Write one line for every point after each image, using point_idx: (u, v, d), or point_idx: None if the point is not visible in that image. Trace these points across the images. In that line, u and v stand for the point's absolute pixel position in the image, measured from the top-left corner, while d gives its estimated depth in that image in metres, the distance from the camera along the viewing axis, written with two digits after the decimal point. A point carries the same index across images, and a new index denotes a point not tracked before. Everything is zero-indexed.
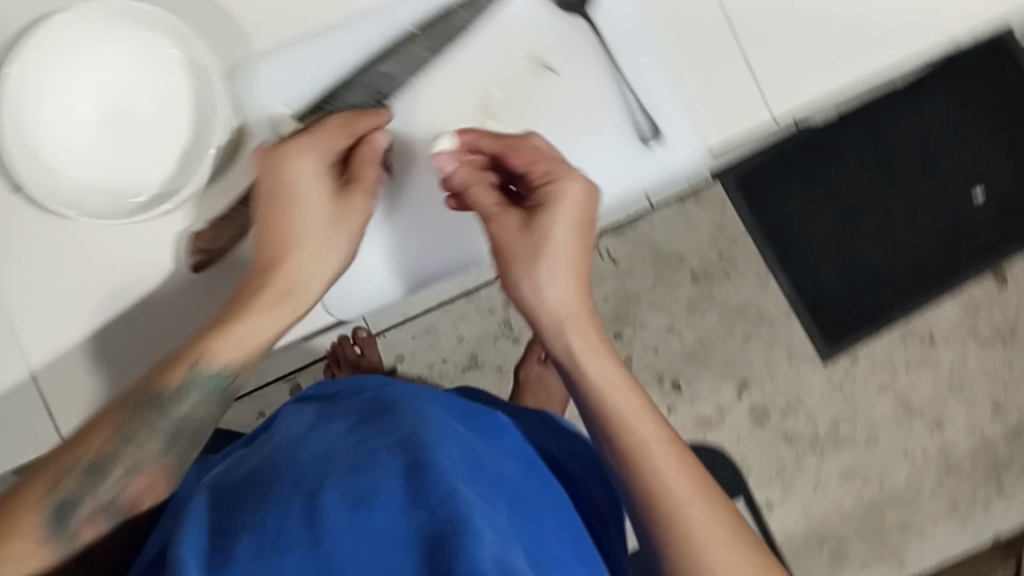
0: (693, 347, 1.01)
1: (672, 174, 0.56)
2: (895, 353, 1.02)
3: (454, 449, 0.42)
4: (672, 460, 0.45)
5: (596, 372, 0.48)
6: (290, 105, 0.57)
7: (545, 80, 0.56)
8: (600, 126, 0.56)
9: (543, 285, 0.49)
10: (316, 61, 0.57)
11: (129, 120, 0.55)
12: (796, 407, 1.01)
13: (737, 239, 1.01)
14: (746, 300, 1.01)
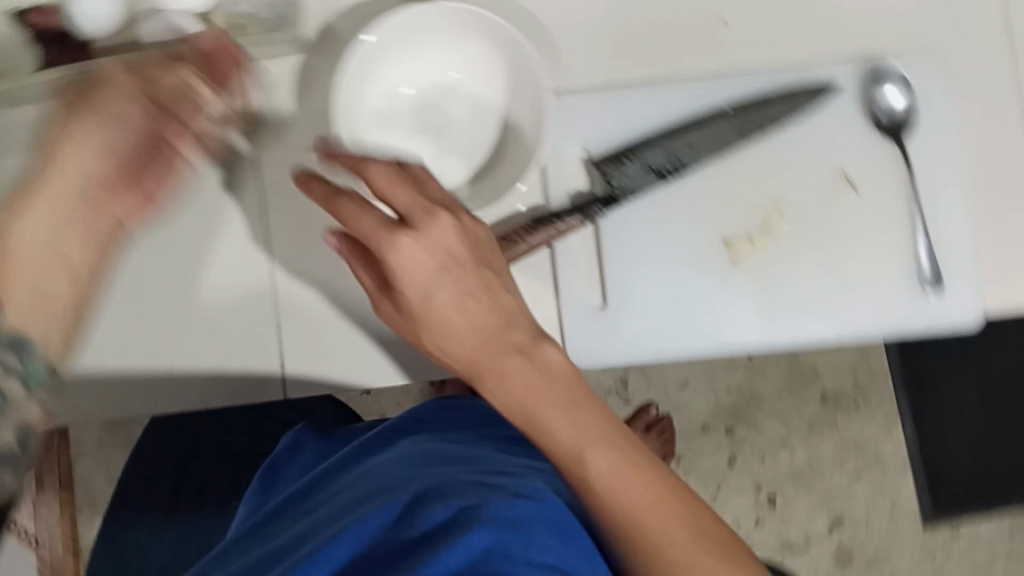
0: (799, 467, 0.97)
1: (936, 327, 0.53)
2: (998, 541, 0.98)
3: (568, 501, 0.40)
4: (654, 505, 0.40)
5: (596, 472, 0.40)
6: (587, 147, 0.53)
7: (844, 197, 0.53)
8: (886, 262, 0.53)
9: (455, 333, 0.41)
10: (625, 111, 0.54)
11: (439, 122, 0.52)
12: (883, 561, 0.97)
13: (877, 374, 0.97)
14: (867, 437, 0.97)
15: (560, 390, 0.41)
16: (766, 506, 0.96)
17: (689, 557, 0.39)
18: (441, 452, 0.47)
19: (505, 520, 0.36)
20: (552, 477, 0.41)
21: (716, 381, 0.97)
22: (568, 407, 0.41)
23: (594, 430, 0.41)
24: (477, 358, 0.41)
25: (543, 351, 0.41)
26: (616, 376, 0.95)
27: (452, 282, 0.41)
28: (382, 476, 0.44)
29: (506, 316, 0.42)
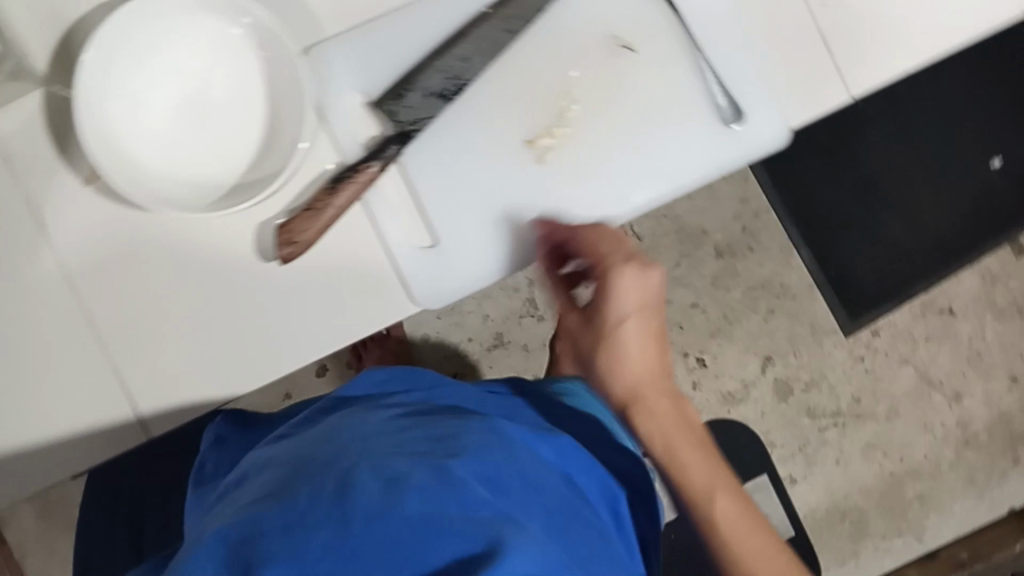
0: (717, 323, 1.01)
1: (752, 154, 0.57)
2: (914, 326, 1.03)
3: (497, 462, 0.42)
4: (744, 519, 0.46)
5: (688, 462, 0.48)
6: (365, 92, 0.54)
7: (622, 59, 0.55)
8: (681, 108, 0.56)
9: (624, 358, 0.50)
10: (390, 45, 0.55)
11: (203, 110, 0.51)
12: (819, 381, 1.02)
13: (760, 212, 1.01)
14: (769, 273, 1.01)
15: (696, 437, 0.49)
16: (698, 368, 1.00)
17: (744, 534, 0.46)
18: (403, 425, 0.46)
19: (430, 487, 0.37)
20: (474, 436, 0.43)
21: None
22: (692, 445, 0.48)
23: (703, 445, 0.49)
24: (636, 389, 0.50)
25: (685, 408, 0.50)
26: (523, 299, 0.95)
27: (640, 331, 0.50)
28: (314, 445, 0.45)
29: (665, 371, 0.51)
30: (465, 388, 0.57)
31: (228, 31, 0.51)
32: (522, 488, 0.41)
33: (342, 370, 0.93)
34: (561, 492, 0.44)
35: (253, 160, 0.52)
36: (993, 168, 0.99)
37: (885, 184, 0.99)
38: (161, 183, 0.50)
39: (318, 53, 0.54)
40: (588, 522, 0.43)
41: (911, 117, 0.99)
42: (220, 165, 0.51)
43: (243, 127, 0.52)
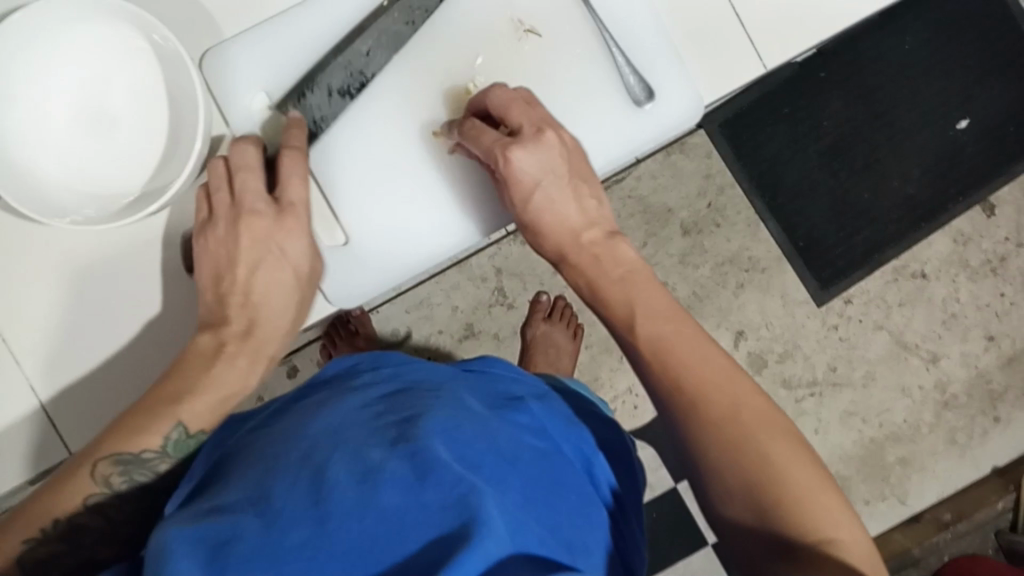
0: (687, 300, 1.01)
1: (667, 128, 0.63)
2: (887, 291, 1.02)
3: (469, 436, 0.43)
4: (779, 437, 0.45)
5: (674, 349, 0.49)
6: (267, 90, 0.60)
7: (528, 44, 0.61)
8: (591, 89, 0.62)
9: (552, 205, 0.57)
10: (291, 44, 0.60)
11: (109, 121, 0.57)
12: (792, 352, 1.02)
13: (725, 187, 1.00)
14: (736, 248, 1.01)
15: (623, 268, 0.55)
16: None
17: (766, 435, 0.45)
18: (383, 403, 0.48)
19: (404, 480, 0.39)
20: (444, 413, 0.45)
21: None
22: (622, 279, 0.55)
23: (697, 340, 0.50)
24: (562, 243, 0.58)
25: (616, 245, 0.57)
26: (492, 288, 0.96)
27: (552, 181, 0.57)
28: (292, 433, 0.46)
29: (591, 217, 0.58)
30: (438, 365, 0.56)
31: (129, 45, 0.57)
32: (495, 462, 0.42)
33: (316, 368, 0.95)
34: (540, 460, 0.46)
35: (158, 165, 0.57)
36: (958, 129, 0.99)
37: (849, 151, 0.98)
38: (76, 192, 0.56)
39: (214, 55, 0.59)
40: (563, 494, 0.45)
41: (877, 80, 0.97)
42: (128, 172, 0.57)
43: (149, 136, 0.57)
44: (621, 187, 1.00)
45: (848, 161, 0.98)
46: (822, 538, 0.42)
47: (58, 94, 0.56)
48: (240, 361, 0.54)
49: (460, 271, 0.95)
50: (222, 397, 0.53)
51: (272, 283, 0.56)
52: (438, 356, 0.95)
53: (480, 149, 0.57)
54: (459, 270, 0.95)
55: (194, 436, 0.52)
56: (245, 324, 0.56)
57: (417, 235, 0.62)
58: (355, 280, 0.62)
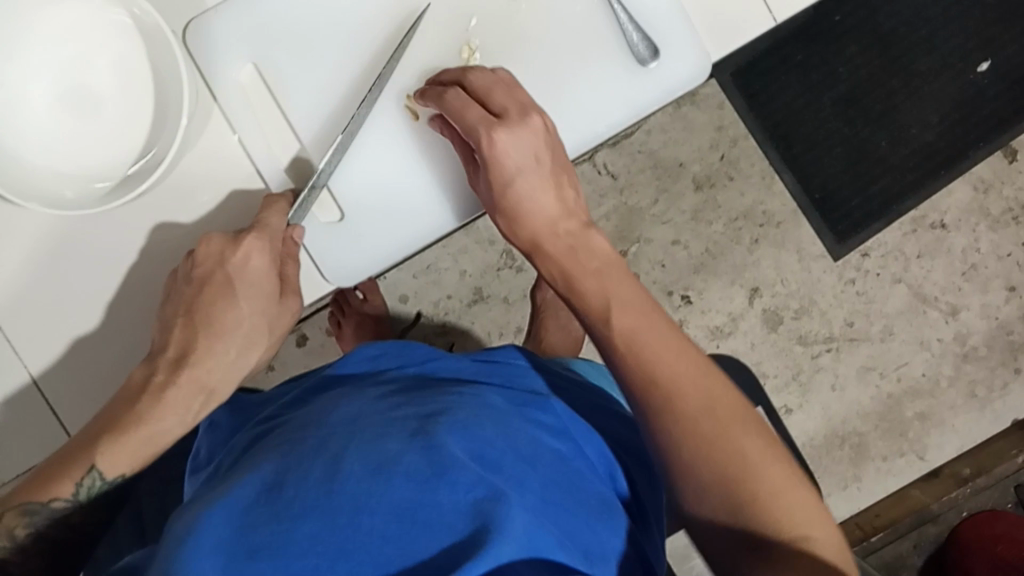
0: (700, 258, 0.99)
1: (671, 85, 0.62)
2: (905, 244, 0.99)
3: (489, 434, 0.43)
4: (754, 439, 0.44)
5: (646, 342, 0.46)
6: (254, 59, 0.60)
7: (523, 3, 0.60)
8: (593, 48, 0.61)
9: (533, 189, 0.54)
10: (279, 8, 0.60)
11: (91, 100, 0.56)
12: (809, 308, 1.00)
13: (738, 139, 0.97)
14: (751, 203, 0.98)
15: (598, 260, 0.51)
16: (684, 305, 0.99)
17: (738, 429, 0.44)
18: (402, 396, 0.48)
19: (419, 473, 0.39)
20: (464, 409, 0.44)
21: (591, 213, 0.98)
22: (599, 272, 0.50)
23: (671, 332, 0.47)
24: (535, 234, 0.54)
25: (590, 237, 0.53)
26: (500, 250, 0.92)
27: (536, 172, 0.54)
28: (308, 420, 0.46)
29: (568, 207, 0.54)
30: (460, 359, 0.55)
31: (108, 15, 0.55)
32: (516, 461, 0.42)
33: (323, 337, 0.92)
34: (562, 461, 0.46)
35: (146, 138, 0.57)
36: (978, 72, 0.94)
37: (866, 97, 0.94)
38: (63, 170, 0.56)
39: (196, 24, 0.59)
40: (585, 496, 0.45)
41: (891, 22, 0.92)
42: (115, 151, 0.57)
43: (133, 110, 0.56)
44: (631, 142, 0.97)
45: (863, 108, 0.94)
46: (796, 536, 0.42)
47: (37, 74, 0.55)
48: (169, 393, 0.54)
49: (467, 234, 0.92)
50: (143, 438, 0.53)
51: (224, 311, 0.56)
52: (449, 322, 0.94)
53: (464, 124, 0.55)
54: (466, 233, 0.92)
55: (109, 481, 0.52)
56: (181, 347, 0.55)
57: (403, 217, 0.63)
58: (351, 263, 0.63)
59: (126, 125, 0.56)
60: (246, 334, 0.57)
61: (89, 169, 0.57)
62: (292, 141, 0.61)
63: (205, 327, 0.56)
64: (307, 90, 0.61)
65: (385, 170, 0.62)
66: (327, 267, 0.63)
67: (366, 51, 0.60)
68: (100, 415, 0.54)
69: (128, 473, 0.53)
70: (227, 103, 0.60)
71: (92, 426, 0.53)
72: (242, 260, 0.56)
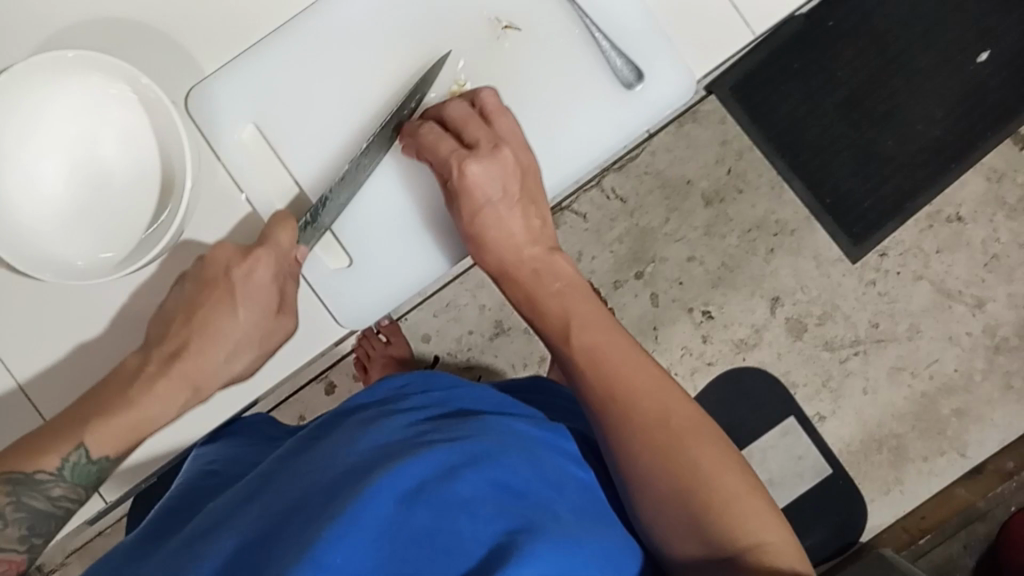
0: (717, 272, 0.98)
1: (660, 106, 0.63)
2: (923, 240, 0.99)
3: (514, 461, 0.46)
4: (713, 449, 0.47)
5: (604, 354, 0.51)
6: (253, 120, 0.62)
7: (507, 40, 0.62)
8: (584, 78, 0.62)
9: (503, 217, 0.58)
10: (275, 66, 0.62)
11: (98, 169, 0.58)
12: (832, 313, 0.99)
13: (744, 152, 0.97)
14: (762, 214, 0.98)
15: (560, 281, 0.57)
16: (705, 321, 0.99)
17: (696, 439, 0.47)
18: (427, 423, 0.50)
19: (441, 503, 0.42)
20: (488, 436, 0.47)
21: (604, 238, 0.98)
22: (559, 291, 0.56)
23: (629, 349, 0.52)
24: (501, 253, 0.59)
25: (555, 260, 0.58)
26: None
27: (502, 207, 0.58)
28: (343, 449, 0.48)
29: (534, 234, 0.59)
30: (483, 389, 0.57)
31: (109, 91, 0.57)
32: (541, 488, 0.46)
33: (350, 383, 0.93)
34: (577, 490, 0.49)
35: (157, 200, 0.59)
36: (979, 63, 0.95)
37: (868, 99, 0.95)
38: (69, 249, 0.58)
39: (196, 90, 0.61)
40: (612, 521, 0.49)
41: (884, 24, 0.93)
42: (126, 218, 0.58)
43: (141, 173, 0.58)
44: (637, 164, 0.98)
45: (866, 111, 0.95)
46: (751, 545, 0.44)
47: (50, 152, 0.57)
48: (162, 384, 0.54)
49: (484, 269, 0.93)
50: (130, 425, 0.53)
51: (219, 320, 0.56)
52: (472, 358, 0.94)
53: (438, 160, 0.58)
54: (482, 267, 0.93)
55: (95, 461, 0.52)
56: (179, 344, 0.55)
57: (409, 258, 0.64)
58: (363, 307, 0.64)
59: (138, 188, 0.58)
60: (243, 342, 0.57)
61: (101, 240, 0.58)
62: (291, 185, 0.62)
63: (202, 330, 0.56)
64: (309, 144, 0.62)
65: (395, 206, 0.63)
66: (341, 313, 0.63)
67: (363, 100, 0.62)
68: (88, 395, 0.54)
69: (113, 455, 0.53)
70: (229, 159, 0.61)
71: (83, 406, 0.53)
72: (246, 279, 0.56)
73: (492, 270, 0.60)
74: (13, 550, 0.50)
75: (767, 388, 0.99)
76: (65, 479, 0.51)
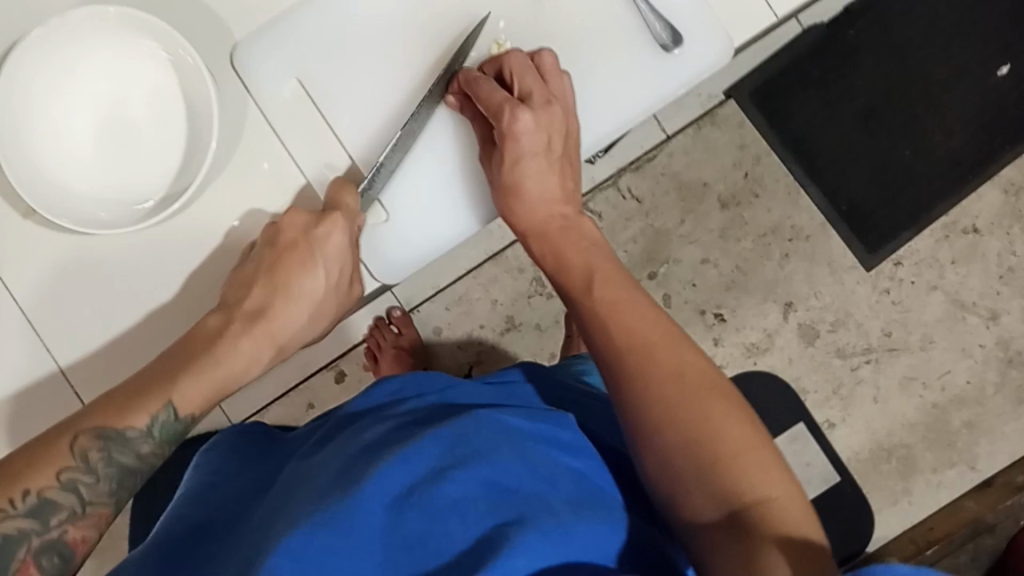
0: (730, 275, 0.98)
1: (695, 70, 0.64)
2: (939, 251, 0.98)
3: (505, 458, 0.46)
4: (724, 403, 0.46)
5: (624, 309, 0.52)
6: (297, 75, 0.63)
7: (547, 1, 0.63)
8: (622, 41, 0.63)
9: (541, 171, 0.59)
10: (319, 28, 0.63)
11: (124, 127, 0.59)
12: (845, 320, 0.99)
13: (761, 157, 0.97)
14: (778, 219, 0.98)
15: (588, 239, 0.57)
16: (717, 324, 0.99)
17: (704, 394, 0.47)
18: (423, 421, 0.51)
19: (431, 504, 0.43)
20: (479, 432, 0.47)
21: (618, 237, 0.98)
22: (587, 248, 0.57)
23: (643, 305, 0.52)
24: (534, 207, 0.59)
25: (583, 222, 0.59)
26: (529, 278, 0.93)
27: (541, 164, 0.59)
28: (340, 453, 0.49)
29: (569, 195, 0.60)
30: (477, 385, 0.57)
31: (141, 47, 0.58)
32: (531, 482, 0.45)
33: (361, 373, 0.93)
34: (574, 484, 0.47)
35: (179, 165, 0.60)
36: (999, 76, 0.95)
37: (886, 109, 0.95)
38: (86, 201, 0.59)
39: (241, 50, 0.63)
40: (607, 505, 0.47)
41: (906, 33, 0.94)
42: (147, 179, 0.60)
43: (166, 135, 0.60)
44: (653, 165, 0.98)
45: (883, 120, 0.95)
46: (758, 500, 0.43)
47: (77, 104, 0.59)
48: (244, 343, 0.57)
49: (497, 264, 0.93)
50: (217, 382, 0.55)
51: (301, 278, 0.59)
52: (483, 352, 0.94)
53: (491, 108, 0.58)
54: (495, 263, 0.93)
55: (181, 420, 0.53)
56: (260, 304, 0.58)
57: (445, 217, 0.65)
58: (403, 261, 0.65)
59: (161, 150, 0.60)
60: (319, 302, 0.60)
61: (124, 197, 0.59)
62: (335, 146, 0.63)
63: (285, 290, 0.59)
64: (350, 100, 0.63)
65: (438, 167, 0.64)
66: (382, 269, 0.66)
67: (403, 59, 0.63)
68: (172, 351, 0.56)
69: (197, 414, 0.54)
70: (274, 115, 0.63)
71: (170, 368, 0.54)
72: (325, 241, 0.59)
73: (520, 225, 0.60)
74: (102, 504, 0.50)
75: (777, 393, 0.99)
76: (156, 440, 0.52)
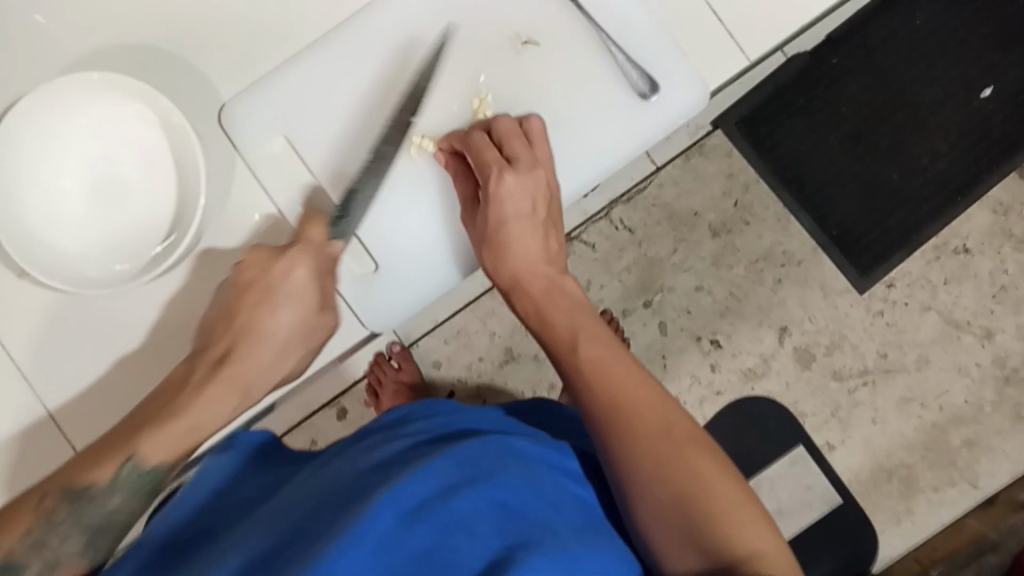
0: (725, 301, 1.00)
1: (673, 115, 0.66)
2: (930, 271, 0.99)
3: (513, 482, 0.47)
4: (710, 459, 0.48)
5: (610, 365, 0.53)
6: (285, 132, 0.66)
7: (527, 54, 0.65)
8: (601, 88, 0.65)
9: (525, 233, 0.60)
10: (305, 81, 0.66)
11: (114, 186, 0.62)
12: (840, 343, 1.00)
13: (749, 184, 0.99)
14: (769, 245, 0.99)
15: (568, 299, 0.59)
16: (713, 350, 1.00)
17: (694, 454, 0.48)
18: (436, 442, 0.52)
19: (442, 519, 0.43)
20: (490, 455, 0.49)
21: (613, 267, 1.00)
22: (569, 307, 0.58)
23: (629, 362, 0.53)
24: (518, 269, 0.60)
25: (566, 282, 0.60)
26: None
27: (525, 226, 0.60)
28: (348, 470, 0.50)
29: (550, 254, 0.61)
30: (487, 413, 0.58)
31: (127, 109, 0.61)
32: (538, 505, 0.47)
33: (362, 409, 0.94)
34: (576, 512, 0.49)
35: (167, 221, 0.62)
36: (982, 98, 0.97)
37: (873, 134, 0.97)
38: (79, 259, 0.61)
39: (228, 109, 0.65)
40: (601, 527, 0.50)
41: (889, 60, 0.96)
42: (135, 237, 0.62)
43: (155, 193, 0.62)
44: (644, 197, 1.00)
45: (870, 146, 0.97)
46: (749, 555, 0.44)
47: (68, 165, 0.61)
48: (209, 389, 0.52)
49: (493, 298, 0.95)
50: (185, 430, 0.51)
51: (264, 317, 0.56)
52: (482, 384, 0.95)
53: (480, 163, 0.61)
54: (492, 296, 0.95)
55: (150, 470, 0.49)
56: (225, 349, 0.55)
57: (428, 267, 0.67)
58: (391, 311, 0.68)
59: (153, 209, 0.62)
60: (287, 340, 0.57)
61: (114, 253, 0.62)
62: (321, 195, 0.65)
63: (250, 332, 0.55)
64: (337, 154, 0.66)
65: (422, 216, 0.66)
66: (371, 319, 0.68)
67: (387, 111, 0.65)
68: (140, 407, 0.52)
69: (168, 466, 0.50)
70: (260, 169, 0.65)
71: (130, 423, 0.51)
72: (285, 276, 0.56)
73: (503, 284, 0.61)
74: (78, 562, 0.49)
75: (776, 417, 1.00)
76: (128, 495, 0.49)
